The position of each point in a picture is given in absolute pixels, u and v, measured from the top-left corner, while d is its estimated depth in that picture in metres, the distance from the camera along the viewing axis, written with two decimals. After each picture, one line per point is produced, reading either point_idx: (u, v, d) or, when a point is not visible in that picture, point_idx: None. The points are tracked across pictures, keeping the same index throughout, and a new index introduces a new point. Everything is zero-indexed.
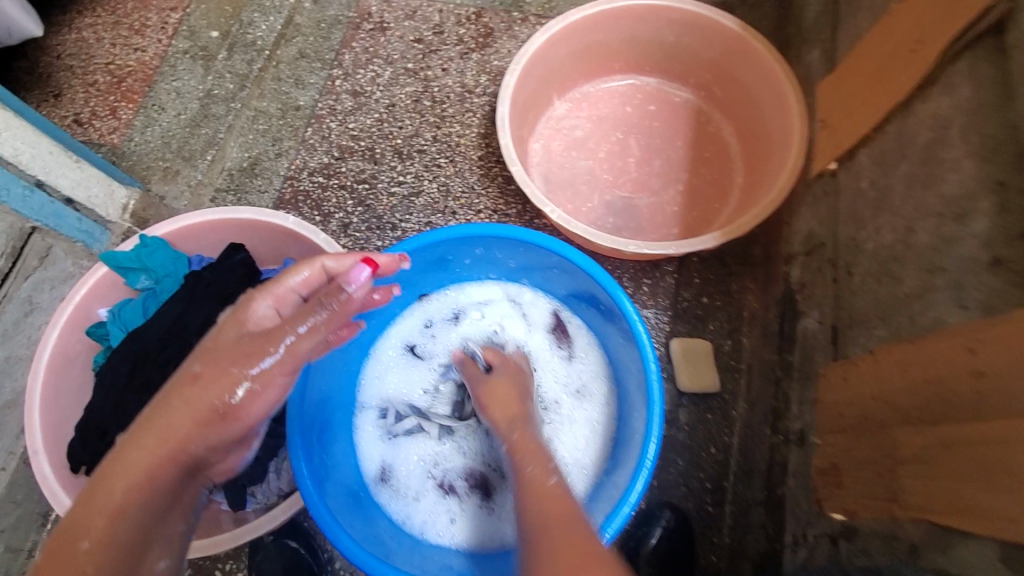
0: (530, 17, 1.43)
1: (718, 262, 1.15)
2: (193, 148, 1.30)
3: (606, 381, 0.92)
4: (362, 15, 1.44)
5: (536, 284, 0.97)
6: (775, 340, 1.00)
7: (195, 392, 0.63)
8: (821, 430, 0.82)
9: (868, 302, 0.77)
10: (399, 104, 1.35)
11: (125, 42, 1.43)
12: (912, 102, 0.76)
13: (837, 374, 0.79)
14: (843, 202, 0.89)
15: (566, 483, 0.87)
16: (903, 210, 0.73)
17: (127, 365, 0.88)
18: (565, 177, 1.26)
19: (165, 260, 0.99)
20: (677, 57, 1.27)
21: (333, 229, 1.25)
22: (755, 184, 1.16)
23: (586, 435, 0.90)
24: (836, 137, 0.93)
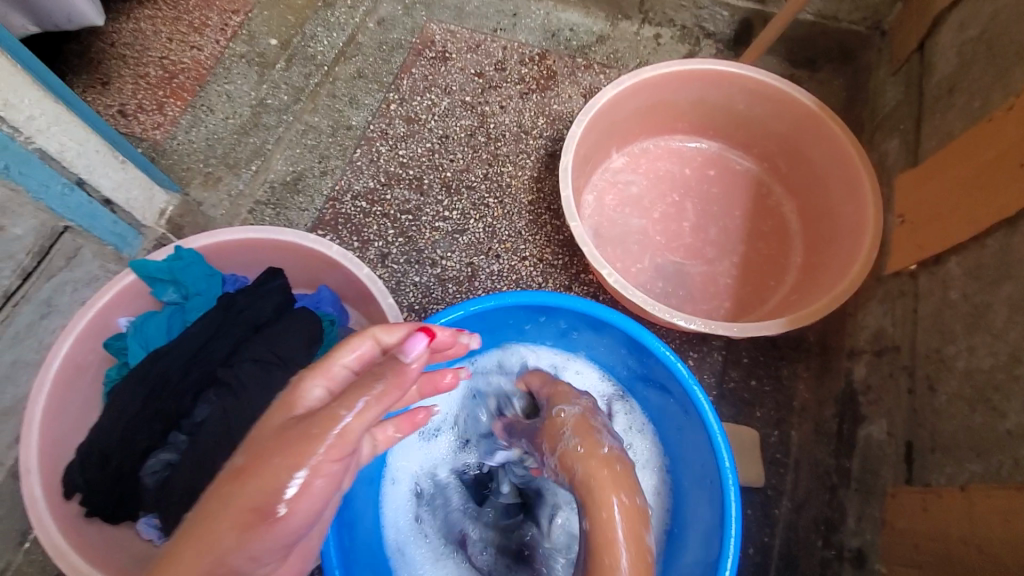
0: (595, 65, 1.40)
1: (769, 343, 1.09)
2: (237, 156, 1.26)
3: (661, 467, 0.86)
4: (425, 43, 1.41)
5: (594, 360, 0.91)
6: (831, 442, 0.94)
7: (236, 489, 0.50)
8: (889, 559, 0.74)
9: (957, 428, 0.71)
10: (452, 137, 1.31)
11: (181, 38, 1.41)
12: (1022, 219, 0.71)
13: (912, 500, 0.73)
14: (925, 308, 0.83)
15: None
16: (1010, 336, 0.68)
17: (143, 388, 0.82)
18: (615, 234, 1.21)
19: (198, 277, 0.94)
20: (744, 126, 1.23)
21: (370, 257, 1.20)
22: (817, 268, 1.11)
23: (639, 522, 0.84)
24: (920, 237, 0.89)
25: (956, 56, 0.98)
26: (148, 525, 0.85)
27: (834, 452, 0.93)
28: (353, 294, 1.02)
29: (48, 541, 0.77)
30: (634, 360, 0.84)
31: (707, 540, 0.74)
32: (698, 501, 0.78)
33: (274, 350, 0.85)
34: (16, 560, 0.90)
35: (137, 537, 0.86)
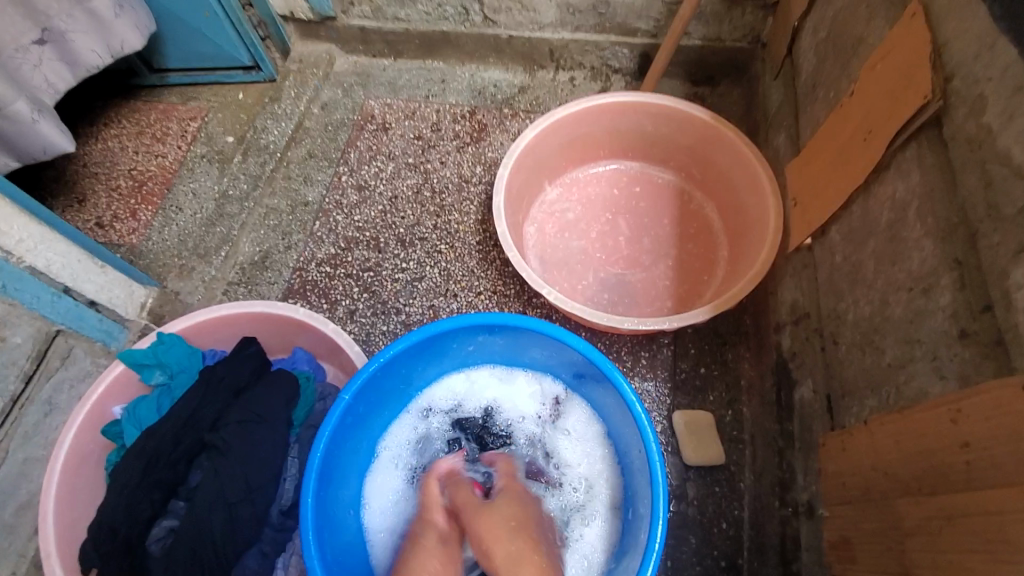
0: (520, 112, 1.56)
1: (712, 332, 1.19)
2: (208, 245, 1.37)
3: (609, 442, 0.95)
4: (366, 117, 1.57)
5: (535, 365, 1.01)
6: (774, 410, 1.02)
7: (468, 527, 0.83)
8: (828, 501, 0.82)
9: (856, 372, 0.80)
10: (400, 196, 1.44)
11: (146, 150, 1.55)
12: (871, 184, 0.84)
13: (836, 444, 0.81)
14: (821, 274, 0.94)
15: (596, 545, 0.88)
16: (876, 283, 0.78)
17: (140, 463, 0.90)
18: (559, 258, 1.33)
19: (180, 356, 1.03)
20: (657, 143, 1.37)
21: (340, 316, 1.30)
22: (740, 256, 1.22)
23: (602, 492, 0.92)
24: (808, 214, 1.01)
25: (813, 56, 1.13)
26: None
27: (778, 419, 1.01)
28: (324, 349, 1.11)
29: None
30: (563, 356, 0.94)
31: (647, 506, 0.81)
32: (638, 473, 0.86)
33: (254, 410, 0.94)
34: None
35: None
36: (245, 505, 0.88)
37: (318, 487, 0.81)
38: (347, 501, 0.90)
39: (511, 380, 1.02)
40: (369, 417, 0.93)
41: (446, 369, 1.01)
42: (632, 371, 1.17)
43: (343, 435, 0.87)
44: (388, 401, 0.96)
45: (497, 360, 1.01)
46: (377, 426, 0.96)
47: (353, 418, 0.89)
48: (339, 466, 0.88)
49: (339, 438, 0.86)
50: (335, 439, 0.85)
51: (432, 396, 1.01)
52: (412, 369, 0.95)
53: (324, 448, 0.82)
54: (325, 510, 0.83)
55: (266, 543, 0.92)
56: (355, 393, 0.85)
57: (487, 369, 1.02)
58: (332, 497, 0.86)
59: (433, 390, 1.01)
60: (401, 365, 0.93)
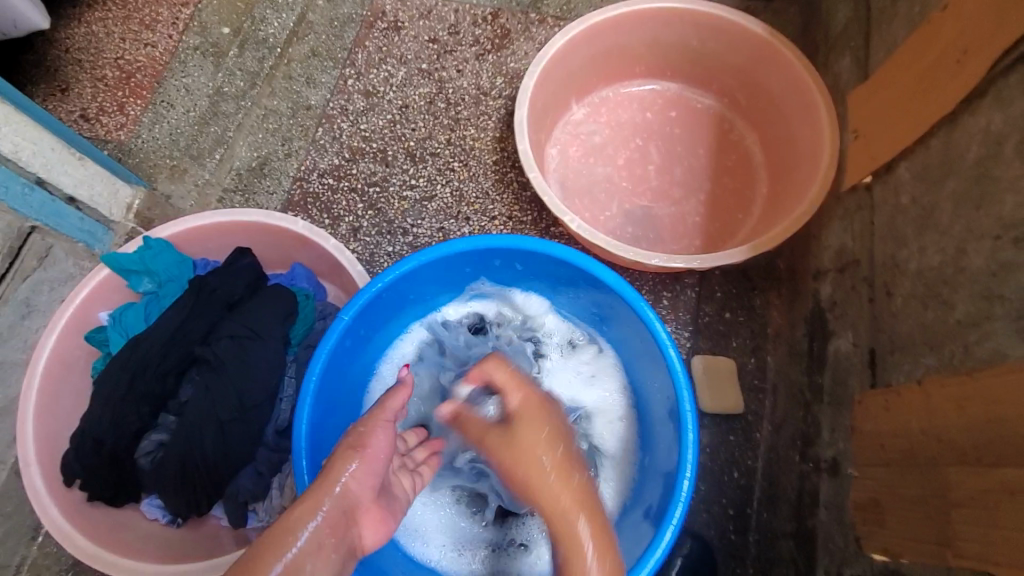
0: (548, 18, 1.38)
1: (741, 275, 1.10)
2: (201, 146, 1.27)
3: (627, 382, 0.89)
4: (376, 13, 1.40)
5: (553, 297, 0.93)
6: (804, 361, 0.95)
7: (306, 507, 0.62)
8: (858, 461, 0.76)
9: (911, 326, 0.72)
10: (412, 105, 1.31)
11: (134, 37, 1.40)
12: (960, 114, 0.72)
13: (877, 402, 0.75)
14: (880, 218, 0.84)
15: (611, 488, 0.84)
16: (953, 229, 0.69)
17: (126, 374, 0.85)
18: (582, 184, 1.22)
19: (169, 263, 0.96)
20: (701, 62, 1.22)
21: (343, 233, 1.21)
22: (782, 196, 1.11)
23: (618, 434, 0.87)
24: (872, 150, 0.89)
25: None
26: (153, 505, 0.90)
27: (807, 370, 0.94)
28: (325, 267, 1.04)
29: (53, 527, 0.83)
30: (588, 288, 0.86)
31: (669, 453, 0.76)
32: (661, 416, 0.80)
33: (248, 325, 0.87)
34: (30, 554, 0.95)
35: (143, 518, 0.91)
36: (237, 424, 0.84)
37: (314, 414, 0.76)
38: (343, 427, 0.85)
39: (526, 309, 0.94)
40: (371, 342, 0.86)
41: (455, 294, 0.93)
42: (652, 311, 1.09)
43: (342, 359, 0.81)
44: (390, 325, 0.89)
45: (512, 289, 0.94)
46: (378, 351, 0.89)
47: (353, 342, 0.82)
48: (336, 392, 0.82)
49: (338, 361, 0.80)
50: (333, 361, 0.79)
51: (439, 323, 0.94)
52: (417, 293, 0.88)
53: (321, 371, 0.76)
54: (321, 435, 0.78)
55: (261, 463, 0.89)
56: (356, 314, 0.78)
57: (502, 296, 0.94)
58: (329, 424, 0.81)
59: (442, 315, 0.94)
60: (408, 286, 0.85)
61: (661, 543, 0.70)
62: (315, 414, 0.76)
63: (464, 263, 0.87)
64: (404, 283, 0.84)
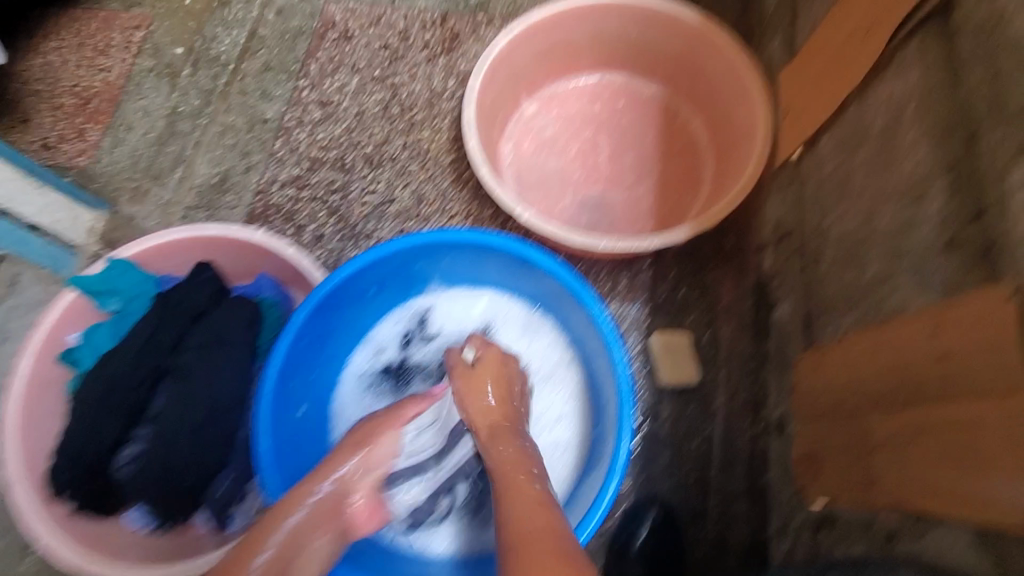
0: (495, 18, 1.41)
1: (693, 254, 1.15)
2: (160, 166, 1.29)
3: (576, 364, 0.94)
4: (326, 25, 1.42)
5: (506, 288, 0.97)
6: (751, 331, 1.00)
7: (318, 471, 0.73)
8: (798, 418, 0.81)
9: (835, 288, 0.77)
10: (367, 112, 1.34)
11: (89, 63, 1.42)
12: (867, 85, 0.77)
13: (810, 363, 0.80)
14: (808, 189, 0.89)
15: (562, 466, 0.89)
16: (864, 194, 0.73)
17: (97, 390, 0.87)
18: (536, 178, 1.25)
19: (134, 281, 0.99)
20: (643, 52, 1.27)
21: (306, 241, 1.23)
22: (725, 176, 1.15)
23: (569, 412, 0.92)
24: (798, 126, 0.93)
25: None
26: (135, 514, 0.91)
27: (755, 339, 0.99)
28: (290, 275, 1.07)
29: (37, 536, 0.83)
30: (532, 276, 0.91)
31: (612, 425, 0.81)
32: (607, 393, 0.85)
33: (212, 335, 0.90)
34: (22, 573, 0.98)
35: (125, 528, 0.91)
36: (209, 431, 0.87)
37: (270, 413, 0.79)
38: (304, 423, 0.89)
39: (479, 299, 0.98)
40: (329, 340, 0.90)
41: (411, 288, 0.97)
42: (610, 295, 1.14)
43: (299, 358, 0.84)
44: (347, 326, 0.93)
45: (464, 283, 0.98)
46: (335, 348, 0.93)
47: (309, 341, 0.85)
48: (295, 390, 0.86)
49: (295, 360, 0.83)
50: (290, 362, 0.82)
51: (396, 318, 0.98)
52: (372, 291, 0.92)
53: (277, 370, 0.79)
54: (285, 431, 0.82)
55: (236, 467, 0.91)
56: (308, 314, 0.81)
57: (454, 291, 0.99)
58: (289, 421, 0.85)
59: (398, 311, 0.98)
60: (360, 286, 0.89)
61: (603, 505, 0.74)
62: (273, 413, 0.79)
63: (415, 261, 0.92)
64: (356, 283, 0.88)
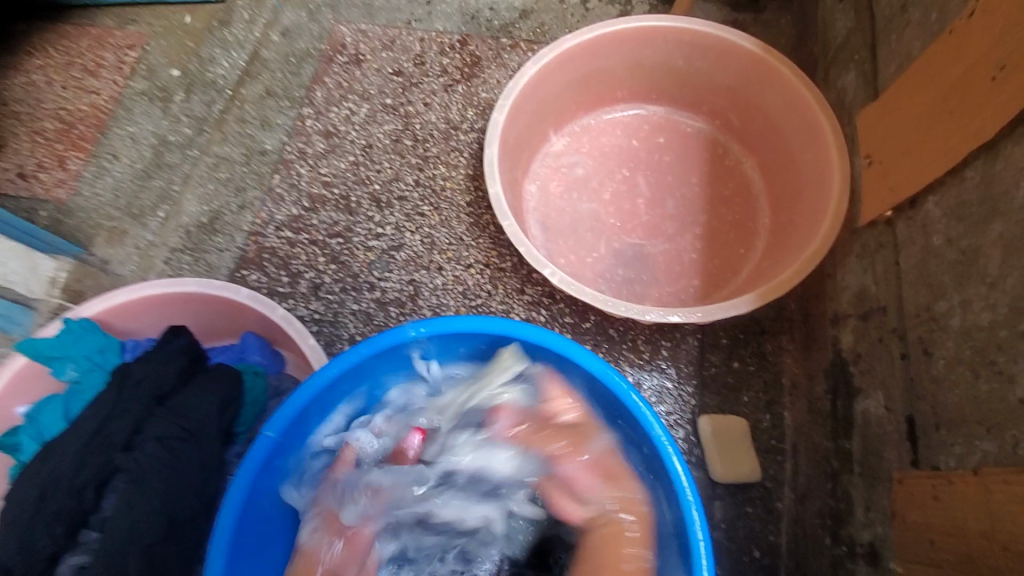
0: (521, 43, 1.27)
1: (748, 319, 0.98)
2: (144, 203, 1.16)
3: None
4: (335, 47, 1.29)
5: None
6: (826, 421, 0.83)
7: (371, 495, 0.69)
8: (904, 556, 0.64)
9: (962, 398, 0.61)
10: (376, 144, 1.20)
11: (77, 85, 1.29)
12: (1001, 142, 0.61)
13: (922, 488, 0.63)
14: (908, 260, 0.73)
15: None
16: (1007, 283, 0.58)
17: (36, 489, 0.72)
18: (565, 224, 1.10)
19: (92, 348, 0.85)
20: (689, 83, 1.12)
21: (302, 291, 1.08)
22: (787, 229, 0.99)
23: None
24: (890, 180, 0.77)
25: None
26: None
27: (833, 434, 0.81)
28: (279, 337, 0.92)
29: None
30: (561, 370, 0.75)
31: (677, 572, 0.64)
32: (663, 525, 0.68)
33: (181, 422, 0.75)
34: None
35: None
36: (167, 544, 0.71)
37: (231, 562, 0.62)
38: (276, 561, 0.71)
39: None
40: (307, 448, 0.73)
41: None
42: (651, 365, 0.97)
43: (272, 482, 0.68)
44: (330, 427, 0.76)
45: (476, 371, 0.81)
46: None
47: (286, 459, 0.69)
48: (268, 521, 0.68)
49: (267, 483, 0.66)
50: (260, 487, 0.65)
51: None
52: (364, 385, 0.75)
53: (242, 504, 0.62)
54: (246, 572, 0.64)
55: None
56: (283, 429, 0.65)
57: None
58: (257, 565, 0.67)
59: None
60: (352, 382, 0.73)
61: None
62: (234, 561, 0.62)
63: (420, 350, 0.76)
64: (348, 380, 0.72)
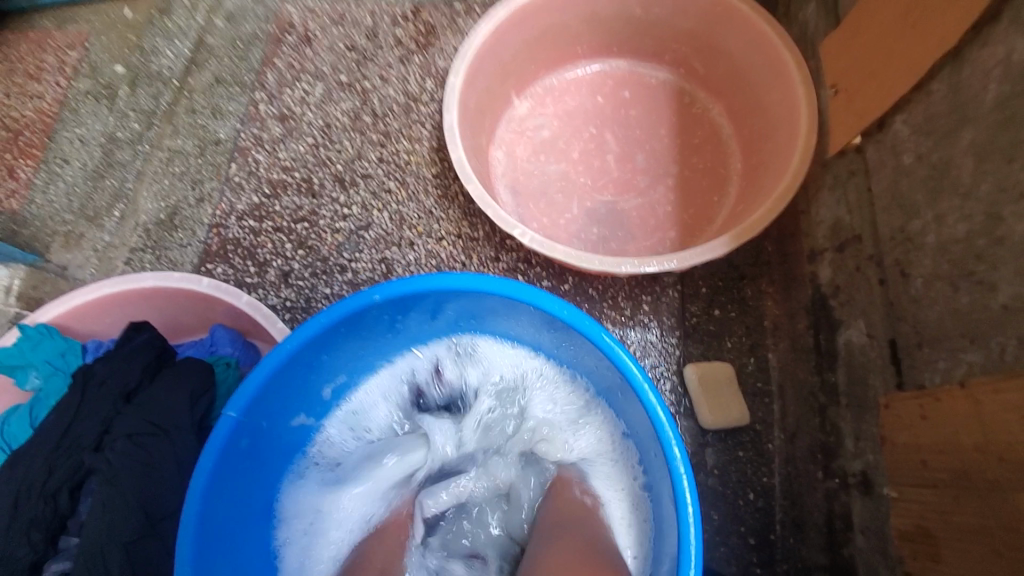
0: (475, 6, 1.23)
1: (726, 265, 0.97)
2: (98, 205, 1.11)
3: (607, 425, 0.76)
4: (283, 27, 1.24)
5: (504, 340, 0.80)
6: (811, 357, 0.82)
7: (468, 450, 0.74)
8: (896, 479, 0.64)
9: (941, 314, 0.60)
10: (335, 124, 1.16)
11: (18, 90, 1.23)
12: (964, 48, 0.59)
13: (910, 409, 0.62)
14: (879, 185, 0.71)
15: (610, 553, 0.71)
16: (977, 191, 0.56)
17: (6, 501, 0.69)
18: (536, 187, 1.07)
19: (52, 353, 0.81)
20: (650, 32, 1.09)
21: (272, 280, 1.05)
22: (758, 171, 0.97)
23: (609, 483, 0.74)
24: (857, 105, 0.75)
25: None
26: None
27: (817, 369, 0.81)
28: (248, 326, 0.89)
29: None
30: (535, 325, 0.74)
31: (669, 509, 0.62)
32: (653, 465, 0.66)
33: (152, 418, 0.73)
34: None
35: None
36: (150, 542, 0.69)
37: (199, 548, 0.60)
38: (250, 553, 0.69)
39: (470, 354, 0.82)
40: (279, 429, 0.71)
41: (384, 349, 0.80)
42: (633, 321, 0.96)
43: (238, 465, 0.65)
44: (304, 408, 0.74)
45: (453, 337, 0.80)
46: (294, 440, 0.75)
47: (252, 440, 0.67)
48: (238, 506, 0.67)
49: (235, 466, 0.65)
50: (227, 470, 0.64)
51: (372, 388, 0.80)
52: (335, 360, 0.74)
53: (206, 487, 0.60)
54: (217, 560, 0.63)
55: None
56: (246, 407, 0.63)
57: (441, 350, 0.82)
58: (228, 554, 0.65)
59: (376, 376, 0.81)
60: (317, 358, 0.71)
61: None
62: (201, 548, 0.60)
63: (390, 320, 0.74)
64: (315, 355, 0.70)
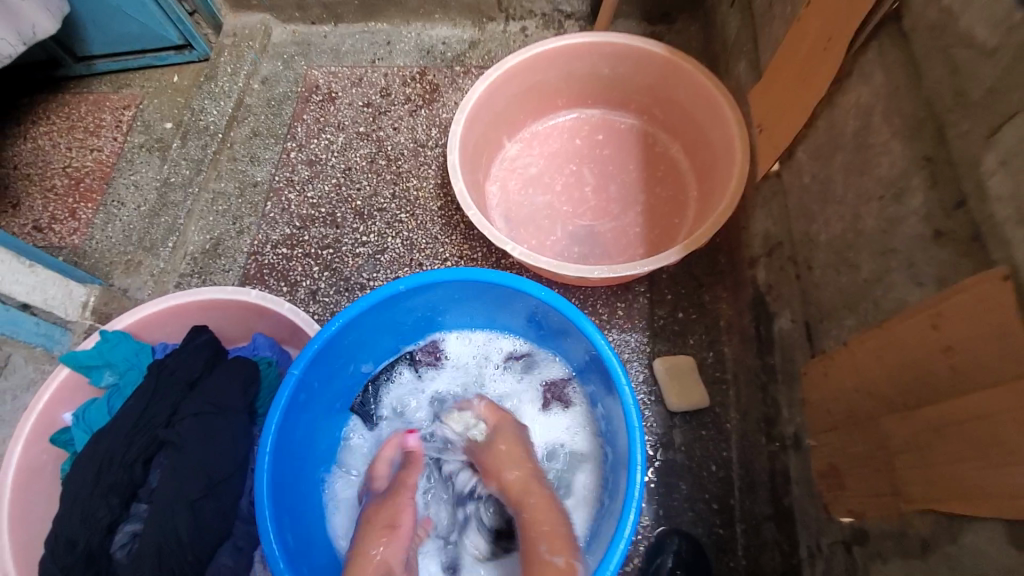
0: (472, 68, 1.47)
1: (687, 275, 1.15)
2: (154, 237, 1.29)
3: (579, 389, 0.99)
4: (310, 89, 1.47)
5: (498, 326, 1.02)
6: (754, 345, 0.99)
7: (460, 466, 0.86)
8: (814, 430, 0.79)
9: (833, 293, 0.77)
10: (355, 167, 1.37)
11: (80, 144, 1.45)
12: (834, 94, 0.79)
13: (819, 370, 0.78)
14: (791, 200, 0.90)
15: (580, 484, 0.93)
16: (848, 198, 0.75)
17: (92, 470, 0.84)
18: (525, 215, 1.27)
19: (127, 353, 0.98)
20: (616, 87, 1.31)
21: (302, 298, 1.23)
22: (709, 196, 1.17)
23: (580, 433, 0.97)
24: (773, 139, 0.95)
25: None
26: None
27: (759, 354, 0.97)
28: (287, 332, 1.05)
29: None
30: (522, 310, 0.96)
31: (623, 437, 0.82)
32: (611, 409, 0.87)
33: (210, 401, 0.89)
34: None
35: None
36: (209, 501, 0.84)
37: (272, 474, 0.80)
38: (301, 490, 0.90)
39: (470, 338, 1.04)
40: (324, 392, 0.93)
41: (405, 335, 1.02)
42: (610, 323, 1.13)
43: (297, 416, 0.87)
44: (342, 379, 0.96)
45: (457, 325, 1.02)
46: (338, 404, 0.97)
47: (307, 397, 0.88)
48: (294, 449, 0.87)
49: (294, 416, 0.86)
50: (289, 418, 0.85)
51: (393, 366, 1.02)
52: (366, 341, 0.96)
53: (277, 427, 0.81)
54: (282, 486, 0.83)
55: (239, 537, 0.88)
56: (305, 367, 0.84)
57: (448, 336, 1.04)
58: (290, 486, 0.86)
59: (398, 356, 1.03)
60: (355, 337, 0.92)
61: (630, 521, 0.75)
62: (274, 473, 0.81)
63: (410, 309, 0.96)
64: (354, 334, 0.92)
